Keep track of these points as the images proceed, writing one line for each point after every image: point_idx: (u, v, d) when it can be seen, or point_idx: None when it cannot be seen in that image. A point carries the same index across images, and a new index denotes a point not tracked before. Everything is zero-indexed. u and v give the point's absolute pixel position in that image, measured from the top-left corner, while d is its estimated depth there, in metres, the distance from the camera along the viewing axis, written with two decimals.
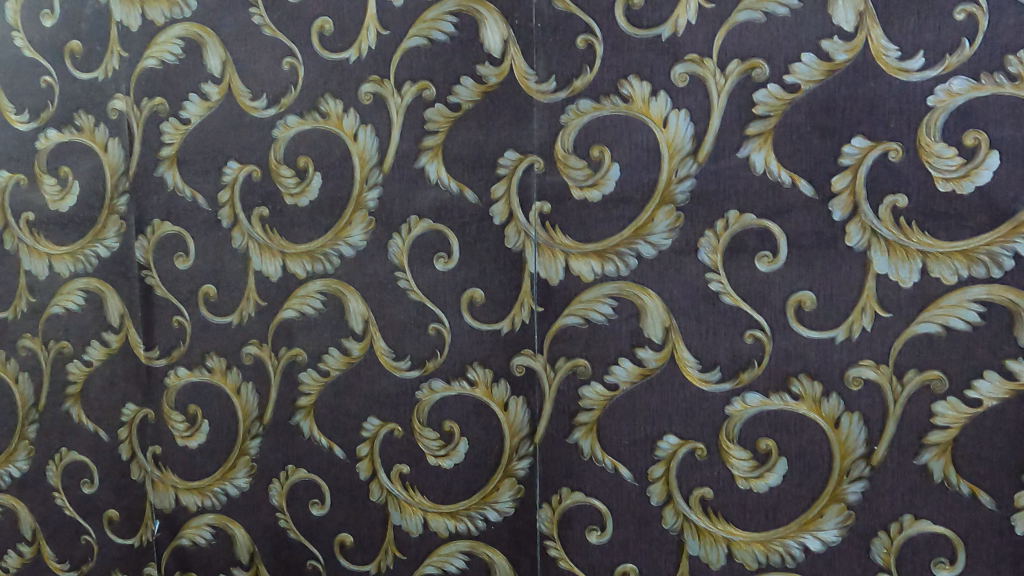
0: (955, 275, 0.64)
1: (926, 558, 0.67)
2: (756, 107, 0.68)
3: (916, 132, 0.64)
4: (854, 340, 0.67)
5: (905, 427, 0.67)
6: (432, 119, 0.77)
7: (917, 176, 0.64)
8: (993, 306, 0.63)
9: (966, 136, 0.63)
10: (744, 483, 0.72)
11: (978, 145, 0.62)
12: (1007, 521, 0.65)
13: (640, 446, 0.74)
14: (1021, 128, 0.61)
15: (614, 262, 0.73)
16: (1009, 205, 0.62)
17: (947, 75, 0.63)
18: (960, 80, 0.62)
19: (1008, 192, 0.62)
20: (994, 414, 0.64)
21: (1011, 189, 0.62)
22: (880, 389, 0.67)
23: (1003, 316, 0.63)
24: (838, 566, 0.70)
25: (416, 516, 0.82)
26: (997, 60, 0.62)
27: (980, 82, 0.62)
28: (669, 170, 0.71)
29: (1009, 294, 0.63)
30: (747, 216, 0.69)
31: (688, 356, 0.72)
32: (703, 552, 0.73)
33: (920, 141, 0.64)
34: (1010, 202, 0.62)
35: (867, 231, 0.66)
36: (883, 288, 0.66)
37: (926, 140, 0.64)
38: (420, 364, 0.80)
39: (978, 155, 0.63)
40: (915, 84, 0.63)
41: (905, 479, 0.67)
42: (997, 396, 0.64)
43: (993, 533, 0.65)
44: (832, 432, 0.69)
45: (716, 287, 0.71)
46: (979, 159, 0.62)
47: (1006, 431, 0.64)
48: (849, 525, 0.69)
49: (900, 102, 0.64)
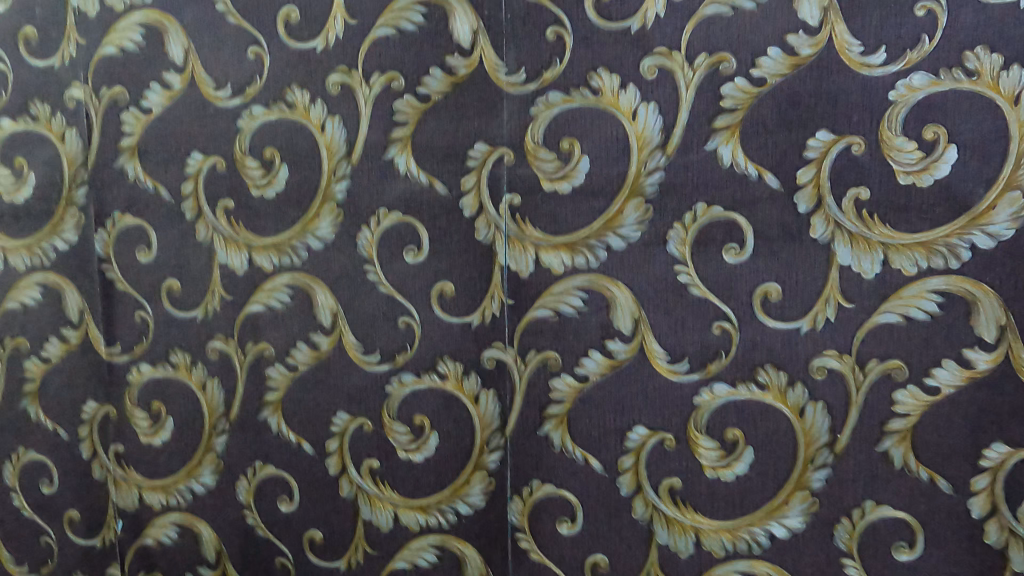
0: (915, 266, 0.65)
1: (887, 543, 0.69)
2: (723, 100, 0.69)
3: (878, 126, 0.65)
4: (818, 330, 0.68)
5: (867, 415, 0.68)
6: (401, 110, 0.76)
7: (879, 169, 0.66)
8: (951, 296, 0.65)
9: (926, 130, 0.64)
10: (712, 473, 0.73)
11: (937, 139, 0.64)
12: (965, 505, 0.66)
13: (610, 437, 0.75)
14: (977, 123, 0.63)
15: (583, 254, 0.73)
16: (966, 197, 0.64)
17: (907, 70, 0.64)
18: (920, 75, 0.64)
19: (965, 185, 0.64)
20: (951, 401, 0.66)
21: (968, 182, 0.64)
22: (844, 378, 0.68)
23: (960, 306, 0.65)
24: (803, 552, 0.71)
25: (386, 511, 0.82)
26: (955, 56, 0.63)
27: (939, 78, 0.63)
28: (638, 163, 0.71)
29: (966, 284, 0.64)
30: (714, 209, 0.70)
31: (657, 348, 0.73)
32: (671, 541, 0.74)
33: (881, 134, 0.65)
34: (967, 195, 0.64)
35: (830, 223, 0.67)
36: (846, 279, 0.67)
37: (887, 134, 0.65)
38: (390, 358, 0.80)
39: (937, 148, 0.64)
40: (877, 79, 0.65)
41: (867, 466, 0.68)
42: (954, 384, 0.65)
43: (951, 517, 0.67)
44: (797, 421, 0.70)
45: (684, 279, 0.71)
46: (938, 153, 0.64)
47: (963, 417, 0.66)
48: (813, 512, 0.70)
49: (863, 97, 0.65)
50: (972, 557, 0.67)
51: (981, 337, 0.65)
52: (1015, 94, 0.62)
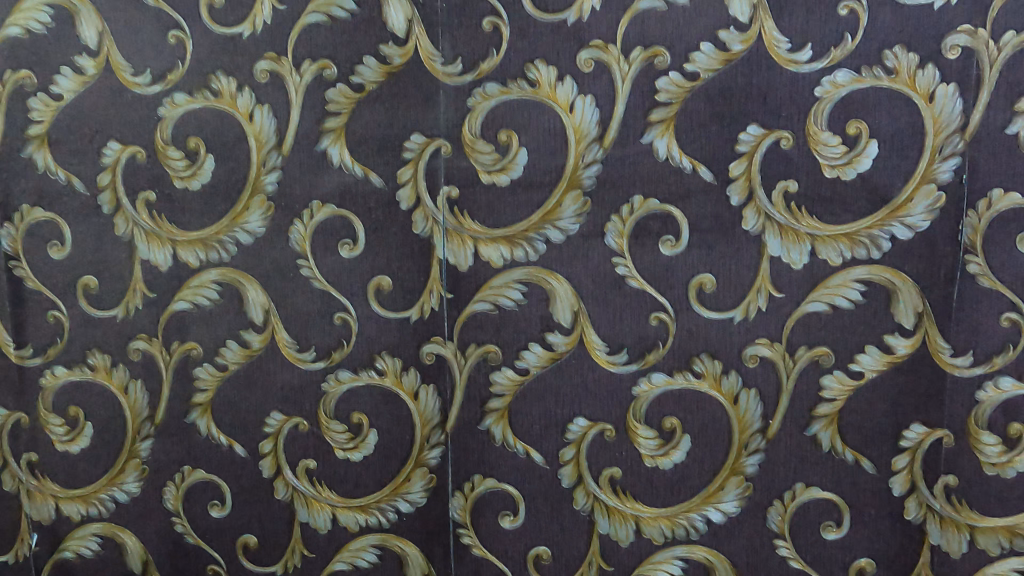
0: (841, 256, 0.68)
1: (816, 523, 0.71)
2: (658, 94, 0.69)
3: (805, 121, 0.67)
4: (751, 319, 0.70)
5: (797, 401, 0.70)
6: (333, 100, 0.74)
7: (806, 163, 0.68)
8: (873, 285, 0.68)
9: (849, 125, 0.67)
10: (650, 461, 0.74)
11: (859, 134, 0.67)
12: (887, 484, 0.70)
13: (551, 429, 0.75)
14: (896, 118, 0.66)
15: (522, 247, 0.73)
16: (886, 190, 0.67)
17: (832, 67, 0.66)
18: (844, 72, 0.66)
19: (885, 178, 0.67)
20: (874, 385, 0.69)
21: (888, 176, 0.66)
22: (775, 366, 0.70)
23: (882, 295, 0.68)
24: (738, 535, 0.73)
25: (324, 512, 0.79)
26: (875, 54, 0.66)
27: (861, 75, 0.66)
28: (576, 155, 0.71)
29: (887, 274, 0.67)
30: (651, 201, 0.71)
31: (597, 340, 0.73)
32: (612, 530, 0.75)
33: (808, 129, 0.67)
34: (887, 188, 0.67)
35: (761, 215, 0.69)
36: (776, 270, 0.69)
37: (814, 129, 0.67)
38: (326, 355, 0.77)
39: (859, 143, 0.67)
40: (804, 75, 0.67)
41: (797, 450, 0.71)
42: (877, 369, 0.68)
43: (874, 496, 0.70)
44: (732, 408, 0.72)
45: (622, 271, 0.72)
46: (860, 147, 0.67)
47: (884, 400, 0.69)
48: (747, 496, 0.72)
49: (791, 93, 0.67)
50: (893, 533, 0.70)
51: (901, 324, 0.68)
52: (930, 92, 0.65)
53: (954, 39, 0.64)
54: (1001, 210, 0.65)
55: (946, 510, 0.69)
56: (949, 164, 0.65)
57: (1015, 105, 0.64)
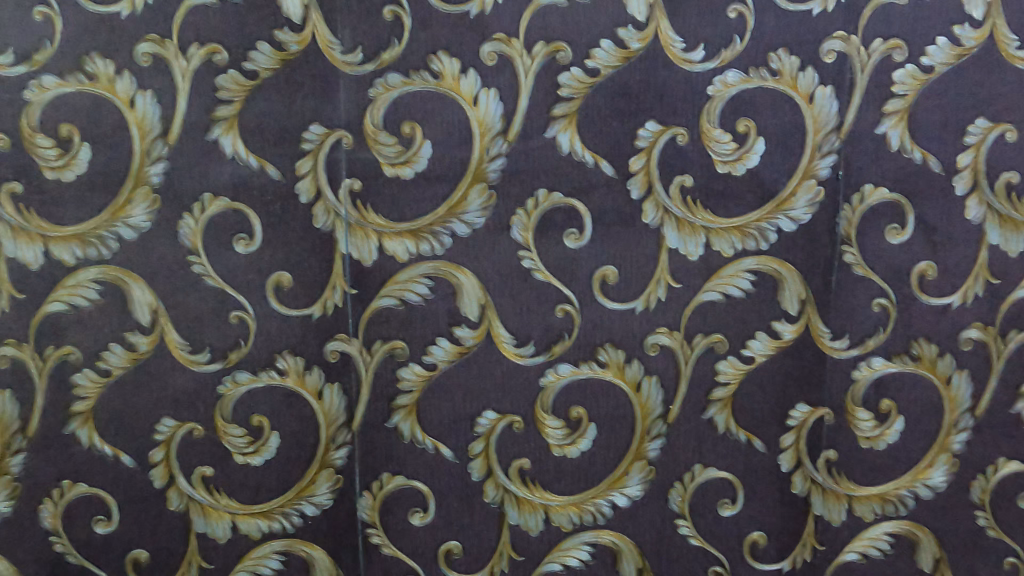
0: (732, 248, 0.72)
1: (713, 501, 0.75)
2: (561, 89, 0.70)
3: (699, 118, 0.70)
4: (651, 309, 0.73)
5: (695, 384, 0.74)
6: (225, 87, 0.70)
7: (701, 159, 0.71)
8: (761, 274, 0.72)
9: (738, 123, 0.70)
10: (557, 450, 0.75)
11: (747, 132, 0.70)
12: (776, 461, 0.74)
13: (460, 423, 0.75)
14: (780, 117, 0.70)
15: (427, 240, 0.72)
16: (772, 185, 0.71)
17: (722, 67, 0.69)
18: (733, 72, 0.69)
19: (771, 174, 0.71)
20: (763, 369, 0.73)
21: (774, 171, 0.71)
22: (674, 353, 0.73)
23: (769, 283, 0.72)
24: (642, 518, 0.76)
25: (223, 521, 0.76)
26: (761, 56, 0.69)
27: (749, 76, 0.69)
28: (481, 149, 0.71)
29: (773, 264, 0.72)
30: (555, 195, 0.71)
31: (504, 333, 0.73)
32: (522, 520, 0.76)
33: (702, 126, 0.70)
34: (774, 183, 0.71)
35: (660, 209, 0.71)
36: (674, 261, 0.72)
37: (707, 126, 0.70)
38: (221, 356, 0.73)
39: (748, 140, 0.70)
40: (697, 75, 0.70)
41: (695, 433, 0.74)
42: (766, 353, 0.73)
43: (765, 473, 0.74)
44: (634, 396, 0.74)
45: (528, 264, 0.72)
46: (749, 144, 0.70)
47: (773, 382, 0.73)
48: (649, 480, 0.75)
49: (685, 91, 0.70)
50: (782, 506, 0.75)
51: (787, 310, 0.72)
52: (810, 93, 0.69)
53: (830, 44, 0.69)
54: (873, 203, 0.71)
55: (828, 482, 0.74)
56: (827, 160, 0.70)
57: (884, 106, 0.69)
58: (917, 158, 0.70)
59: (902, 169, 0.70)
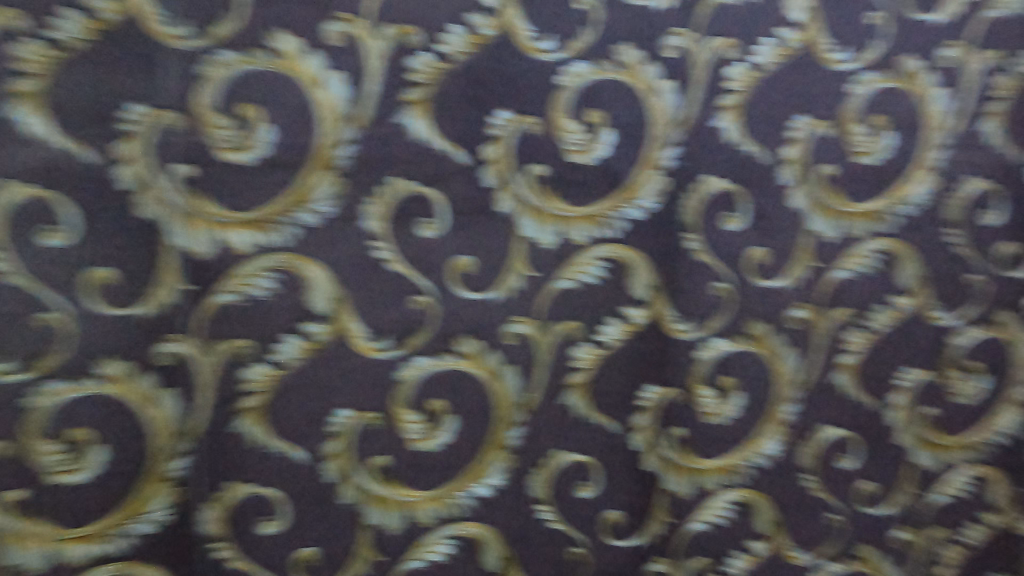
0: (585, 236, 0.73)
1: (571, 485, 0.76)
2: (411, 73, 0.68)
3: (549, 107, 0.71)
4: (508, 298, 0.73)
5: (554, 370, 0.75)
6: (22, 56, 0.61)
7: (552, 148, 0.71)
8: (612, 262, 0.74)
9: (587, 114, 0.71)
10: (414, 445, 0.73)
11: (596, 123, 0.72)
12: (631, 441, 0.77)
13: (312, 423, 0.71)
14: (626, 108, 0.72)
15: (270, 231, 0.68)
16: (619, 176, 0.73)
17: (570, 58, 0.70)
18: (580, 63, 0.71)
19: (618, 164, 0.73)
20: (616, 354, 0.75)
21: (621, 162, 0.73)
22: (530, 342, 0.74)
23: (620, 270, 0.74)
24: (501, 508, 0.76)
25: (35, 550, 0.67)
26: (606, 49, 0.71)
27: (595, 67, 0.71)
28: (329, 134, 0.67)
29: (623, 251, 0.74)
30: (407, 184, 0.69)
31: (358, 327, 0.71)
32: (381, 519, 0.74)
33: (552, 116, 0.71)
34: (621, 173, 0.73)
35: (514, 197, 0.71)
36: (529, 250, 0.73)
37: (557, 116, 0.71)
38: (28, 363, 0.64)
39: (596, 131, 0.72)
40: (547, 64, 0.70)
41: (554, 419, 0.75)
42: (618, 338, 0.75)
43: (620, 453, 0.77)
44: (492, 386, 0.74)
45: (382, 255, 0.70)
46: (597, 134, 0.72)
47: (626, 366, 0.75)
48: (509, 469, 0.75)
49: (535, 80, 0.70)
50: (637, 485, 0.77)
51: (637, 296, 0.75)
52: (652, 85, 0.72)
53: (668, 40, 0.72)
54: (711, 192, 0.74)
55: (676, 457, 0.78)
56: (672, 151, 0.73)
57: (716, 101, 0.73)
58: (744, 151, 0.74)
59: (733, 160, 0.74)
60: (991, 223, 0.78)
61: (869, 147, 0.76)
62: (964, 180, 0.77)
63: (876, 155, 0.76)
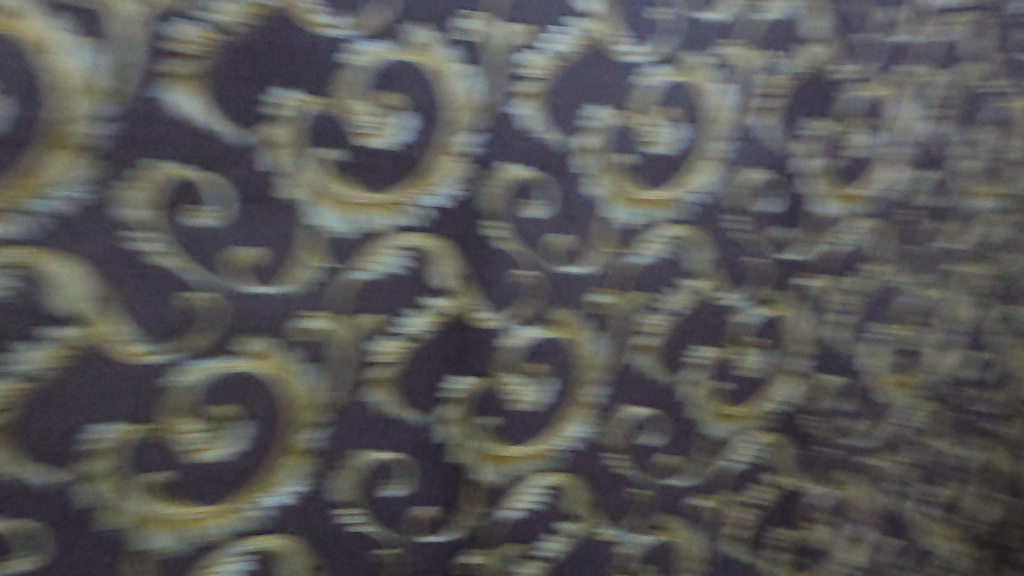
0: (381, 223, 0.66)
1: (377, 483, 0.68)
2: (165, 41, 0.55)
3: (332, 87, 0.62)
4: (301, 293, 0.63)
5: (355, 377, 0.66)
6: None
7: (338, 130, 0.63)
8: (413, 251, 0.67)
9: (378, 96, 0.64)
10: (189, 456, 0.61)
11: (387, 107, 0.64)
12: (438, 434, 0.71)
13: (60, 441, 0.55)
14: (417, 92, 0.65)
15: (3, 222, 0.52)
16: (414, 161, 0.66)
17: (351, 34, 0.62)
18: (363, 41, 0.63)
19: (411, 149, 0.66)
20: (423, 346, 0.69)
21: (417, 146, 0.66)
22: (326, 338, 0.65)
23: (422, 260, 0.68)
24: (301, 518, 0.65)
25: None
26: (391, 26, 0.64)
27: (381, 45, 0.63)
28: (71, 107, 0.53)
29: (424, 239, 0.68)
30: (169, 165, 0.57)
31: (124, 326, 0.57)
32: (150, 544, 0.60)
33: (336, 95, 0.62)
34: (415, 158, 0.66)
35: (296, 182, 0.61)
36: (321, 243, 0.63)
37: (343, 96, 0.62)
38: None
39: (387, 115, 0.64)
40: (326, 40, 0.61)
41: (355, 416, 0.67)
42: (423, 331, 0.68)
43: (428, 447, 0.70)
44: (288, 386, 0.63)
45: (142, 246, 0.57)
46: (388, 118, 0.65)
47: (435, 362, 0.70)
48: (310, 475, 0.65)
49: (311, 55, 0.61)
50: (447, 479, 0.72)
51: (441, 286, 0.69)
52: (441, 68, 0.66)
53: (457, 22, 0.66)
54: (515, 180, 0.71)
55: (490, 445, 0.74)
56: (473, 138, 0.68)
57: (510, 87, 0.70)
58: (540, 139, 0.72)
59: (530, 149, 0.71)
60: (769, 210, 0.83)
61: (658, 136, 0.77)
62: (745, 170, 0.81)
63: (666, 145, 0.78)
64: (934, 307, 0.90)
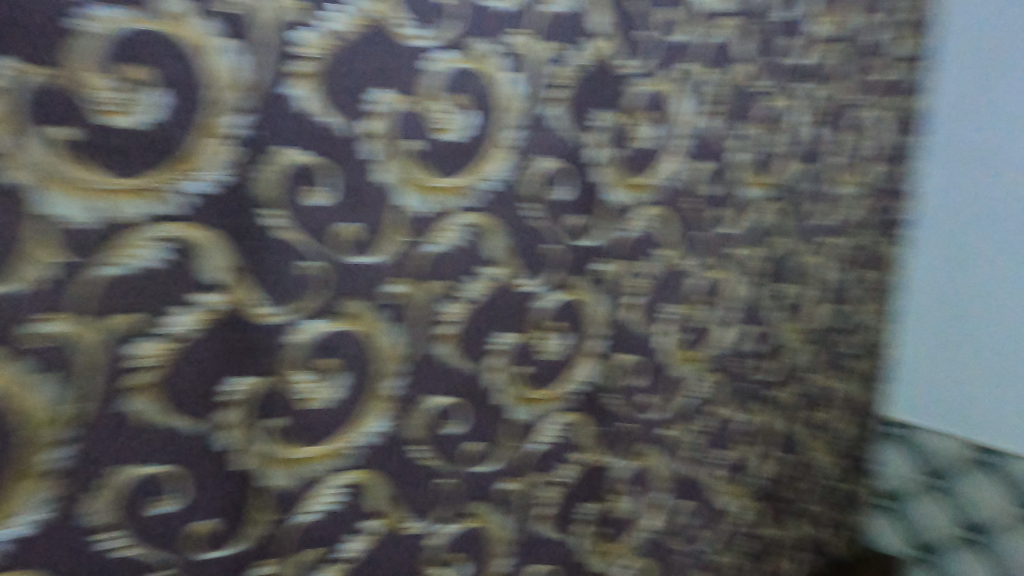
0: (133, 213, 0.54)
1: (143, 500, 0.57)
2: None
3: (62, 55, 0.49)
4: (34, 296, 0.50)
5: (109, 387, 0.54)
6: None
7: (71, 104, 0.50)
8: (174, 242, 0.56)
9: (125, 69, 0.52)
10: None
11: (135, 82, 0.53)
12: (212, 441, 0.60)
13: None
14: (177, 66, 0.54)
15: None
16: (174, 141, 0.55)
17: None
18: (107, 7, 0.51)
19: (170, 131, 0.54)
20: (192, 347, 0.58)
21: (179, 126, 0.55)
22: (71, 343, 0.52)
23: (184, 253, 0.56)
24: (49, 552, 0.53)
25: None
26: None
27: (132, 12, 0.52)
28: None
29: (185, 229, 0.56)
30: None
31: None
32: None
33: (67, 64, 0.49)
34: (173, 140, 0.55)
35: (20, 166, 0.49)
36: (52, 234, 0.50)
37: (78, 65, 0.50)
38: None
39: (137, 91, 0.53)
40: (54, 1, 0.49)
41: (109, 427, 0.55)
42: (191, 330, 0.58)
43: (202, 456, 0.60)
44: (18, 398, 0.51)
45: None
46: (139, 96, 0.53)
47: (206, 363, 0.59)
48: (55, 500, 0.53)
49: (27, 15, 0.48)
50: (229, 488, 0.62)
51: (213, 281, 0.58)
52: (202, 41, 0.55)
53: None
54: (289, 165, 0.61)
55: (272, 448, 0.64)
56: (244, 120, 0.58)
57: (283, 66, 0.59)
58: (320, 122, 0.62)
59: (307, 133, 0.61)
60: (562, 198, 0.81)
61: (448, 123, 0.70)
62: (538, 159, 0.78)
63: (456, 133, 0.71)
64: (714, 288, 1.01)
